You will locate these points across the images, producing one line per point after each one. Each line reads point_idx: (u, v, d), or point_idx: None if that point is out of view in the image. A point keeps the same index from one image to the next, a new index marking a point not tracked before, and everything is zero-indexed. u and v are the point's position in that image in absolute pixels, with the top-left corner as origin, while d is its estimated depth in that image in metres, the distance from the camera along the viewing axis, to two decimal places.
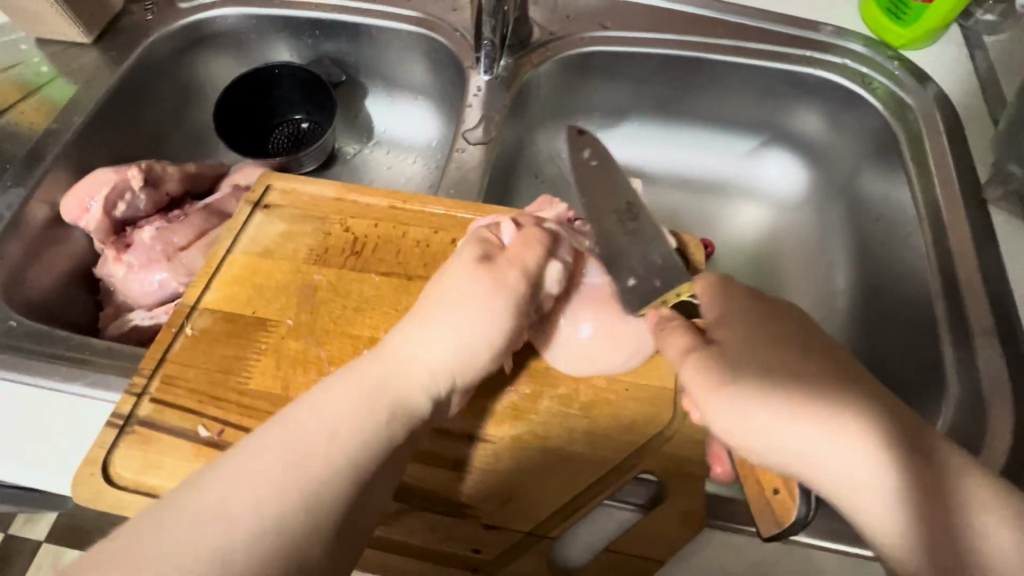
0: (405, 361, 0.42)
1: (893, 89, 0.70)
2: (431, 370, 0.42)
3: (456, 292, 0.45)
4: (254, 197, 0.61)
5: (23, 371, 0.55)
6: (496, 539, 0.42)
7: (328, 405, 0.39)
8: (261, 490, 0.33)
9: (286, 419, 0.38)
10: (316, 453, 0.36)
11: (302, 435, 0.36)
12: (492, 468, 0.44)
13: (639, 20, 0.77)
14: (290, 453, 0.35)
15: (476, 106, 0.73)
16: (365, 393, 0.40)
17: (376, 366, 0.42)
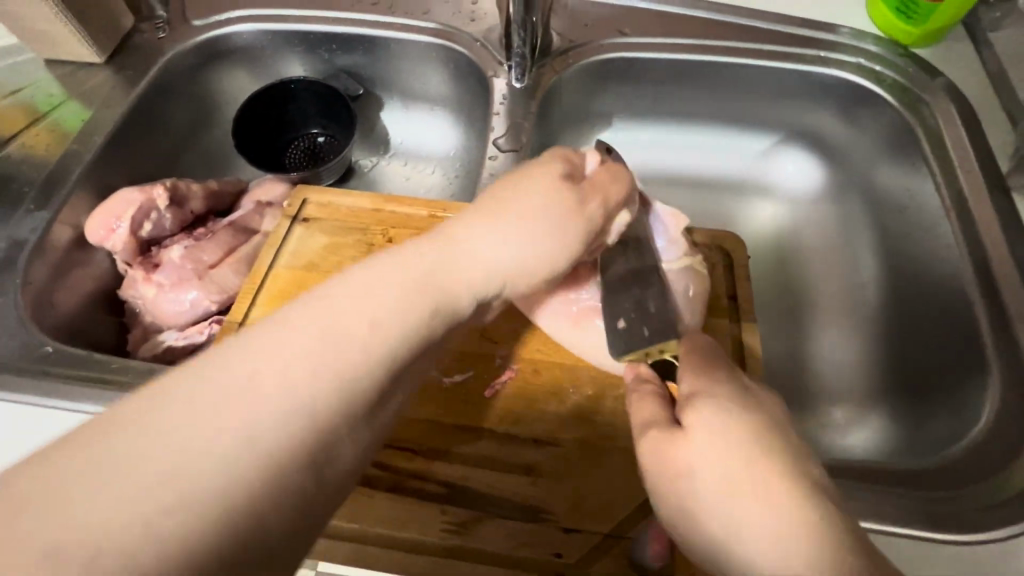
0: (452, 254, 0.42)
1: (905, 84, 0.72)
2: (478, 267, 0.42)
3: (514, 204, 0.44)
4: (292, 211, 0.60)
5: (65, 399, 0.53)
6: (576, 543, 0.42)
7: (377, 295, 0.37)
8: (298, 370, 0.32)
9: (329, 299, 0.36)
10: (345, 342, 0.34)
11: (343, 319, 0.35)
12: (563, 471, 0.44)
13: (656, 26, 0.78)
14: (330, 336, 0.34)
15: (502, 114, 0.73)
16: (410, 283, 0.39)
17: (431, 262, 0.41)
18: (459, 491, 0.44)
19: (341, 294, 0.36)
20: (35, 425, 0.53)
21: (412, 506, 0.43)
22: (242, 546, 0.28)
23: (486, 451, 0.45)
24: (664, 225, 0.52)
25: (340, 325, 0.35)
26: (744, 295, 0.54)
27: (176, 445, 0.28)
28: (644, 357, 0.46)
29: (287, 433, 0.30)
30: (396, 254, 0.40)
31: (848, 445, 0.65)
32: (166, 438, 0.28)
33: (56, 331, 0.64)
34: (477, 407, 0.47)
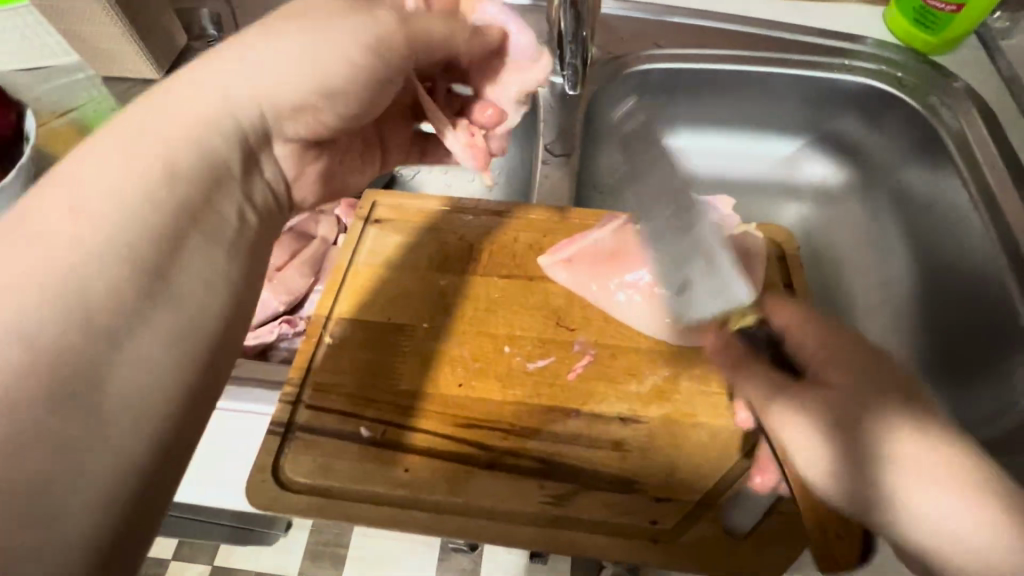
0: (162, 128, 0.39)
1: (924, 87, 0.78)
2: (210, 132, 0.41)
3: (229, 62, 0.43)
4: (363, 212, 0.62)
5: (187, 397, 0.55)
6: (668, 510, 0.45)
7: (111, 170, 0.36)
8: (62, 247, 0.33)
9: (58, 193, 0.35)
10: (83, 233, 0.34)
11: (90, 196, 0.35)
12: (649, 445, 0.47)
13: (689, 38, 0.84)
14: (78, 213, 0.34)
15: (550, 122, 0.77)
16: (137, 160, 0.37)
17: (170, 131, 0.39)
18: (554, 465, 0.46)
19: (70, 183, 0.35)
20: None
21: (512, 481, 0.46)
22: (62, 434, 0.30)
23: (575, 428, 0.48)
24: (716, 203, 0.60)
25: (73, 225, 0.34)
26: (800, 283, 0.58)
27: None
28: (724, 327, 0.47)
29: (60, 295, 0.32)
30: (121, 133, 0.38)
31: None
32: None
33: None
34: (562, 390, 0.50)
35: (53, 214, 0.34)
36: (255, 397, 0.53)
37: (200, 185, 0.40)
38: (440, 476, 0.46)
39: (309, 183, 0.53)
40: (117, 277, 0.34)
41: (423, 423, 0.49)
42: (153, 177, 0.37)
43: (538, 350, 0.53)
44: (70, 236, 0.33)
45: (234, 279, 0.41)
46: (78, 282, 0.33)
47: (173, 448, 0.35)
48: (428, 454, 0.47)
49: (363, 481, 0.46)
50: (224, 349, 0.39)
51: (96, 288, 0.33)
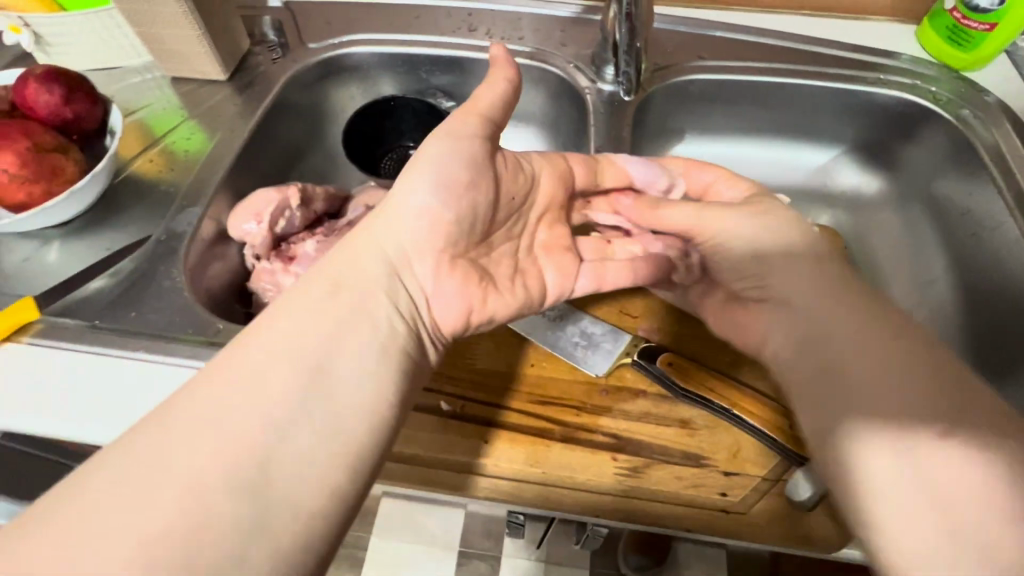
0: (336, 271, 0.49)
1: (957, 101, 0.81)
2: (367, 265, 0.49)
3: (383, 207, 0.53)
4: None
5: None
6: (738, 483, 0.47)
7: (302, 308, 0.45)
8: (263, 371, 0.42)
9: (266, 327, 0.44)
10: (270, 350, 0.43)
11: (287, 329, 0.44)
12: (696, 379, 0.51)
13: (731, 51, 0.88)
14: (278, 343, 0.43)
15: (600, 127, 0.81)
16: (314, 294, 0.47)
17: (344, 269, 0.49)
18: (625, 440, 0.49)
19: (277, 318, 0.45)
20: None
21: (587, 455, 0.48)
22: (237, 523, 0.36)
23: (644, 407, 0.51)
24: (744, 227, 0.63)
25: (266, 343, 0.43)
26: None
27: (181, 454, 0.37)
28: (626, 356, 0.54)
29: (254, 410, 0.40)
30: (313, 275, 0.48)
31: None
32: (171, 453, 0.37)
33: (207, 296, 0.71)
34: (629, 372, 0.53)
35: (259, 341, 0.43)
36: None
37: (359, 311, 0.47)
38: (519, 448, 0.49)
39: (449, 305, 0.52)
40: (290, 385, 0.41)
41: (511, 404, 0.51)
42: (321, 302, 0.46)
43: (609, 333, 0.56)
44: (264, 351, 0.43)
45: (386, 386, 0.45)
46: (264, 386, 0.41)
47: (317, 534, 0.39)
48: (506, 429, 0.50)
49: (446, 453, 0.49)
50: (374, 452, 0.43)
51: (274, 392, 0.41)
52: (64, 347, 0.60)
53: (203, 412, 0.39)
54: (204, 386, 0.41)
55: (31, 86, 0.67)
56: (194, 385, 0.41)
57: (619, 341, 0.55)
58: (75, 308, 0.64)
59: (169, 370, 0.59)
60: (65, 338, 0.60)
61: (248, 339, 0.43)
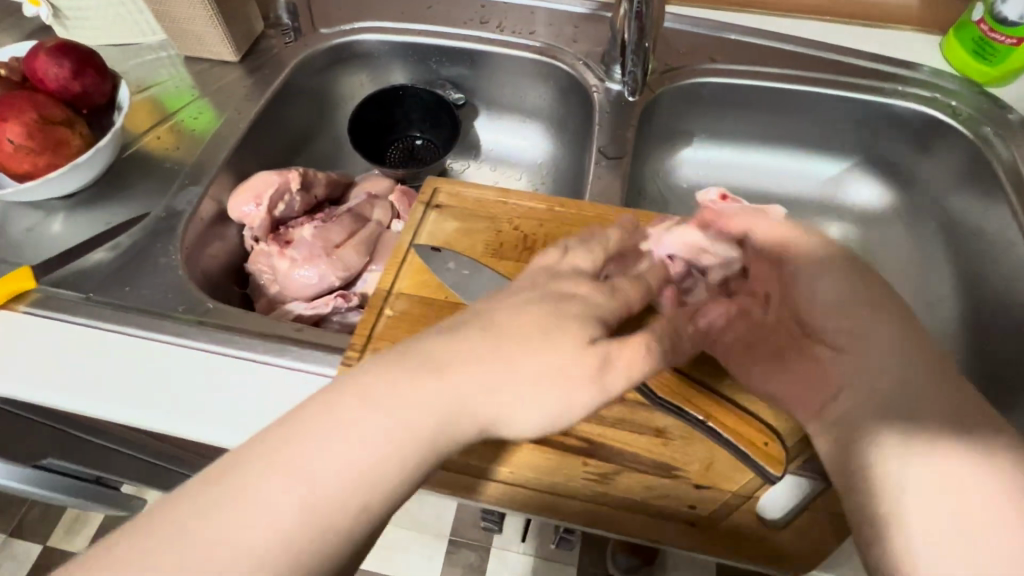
0: (455, 403, 0.38)
1: (976, 115, 0.78)
2: (487, 401, 0.39)
3: (537, 328, 0.41)
4: (425, 198, 0.68)
5: (266, 353, 0.58)
6: (709, 496, 0.47)
7: (403, 441, 0.36)
8: (340, 508, 0.33)
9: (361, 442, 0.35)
10: (351, 470, 0.34)
11: (376, 463, 0.35)
12: (672, 388, 0.50)
13: (745, 55, 0.86)
14: (361, 475, 0.34)
15: (604, 126, 0.80)
16: (421, 411, 0.37)
17: (462, 401, 0.38)
18: (596, 445, 0.49)
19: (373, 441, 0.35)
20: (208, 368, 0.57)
21: (558, 458, 0.48)
22: None
23: (619, 413, 0.50)
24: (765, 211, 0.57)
25: (344, 452, 0.34)
26: None
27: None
28: None
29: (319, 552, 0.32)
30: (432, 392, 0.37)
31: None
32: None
33: (202, 277, 0.72)
34: None
35: (344, 461, 0.34)
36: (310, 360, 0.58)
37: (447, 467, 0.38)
38: (494, 448, 0.48)
39: None
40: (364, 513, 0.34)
41: None
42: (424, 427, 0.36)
43: None
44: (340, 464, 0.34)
45: None
46: (333, 529, 0.33)
47: None
48: None
49: (466, 460, 0.48)
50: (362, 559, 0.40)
51: (347, 527, 0.33)
52: (55, 318, 0.61)
53: (255, 523, 0.31)
54: (260, 481, 0.32)
55: (40, 59, 0.68)
56: (264, 479, 0.33)
57: None
58: (73, 279, 0.65)
59: (161, 347, 0.59)
60: (58, 309, 0.61)
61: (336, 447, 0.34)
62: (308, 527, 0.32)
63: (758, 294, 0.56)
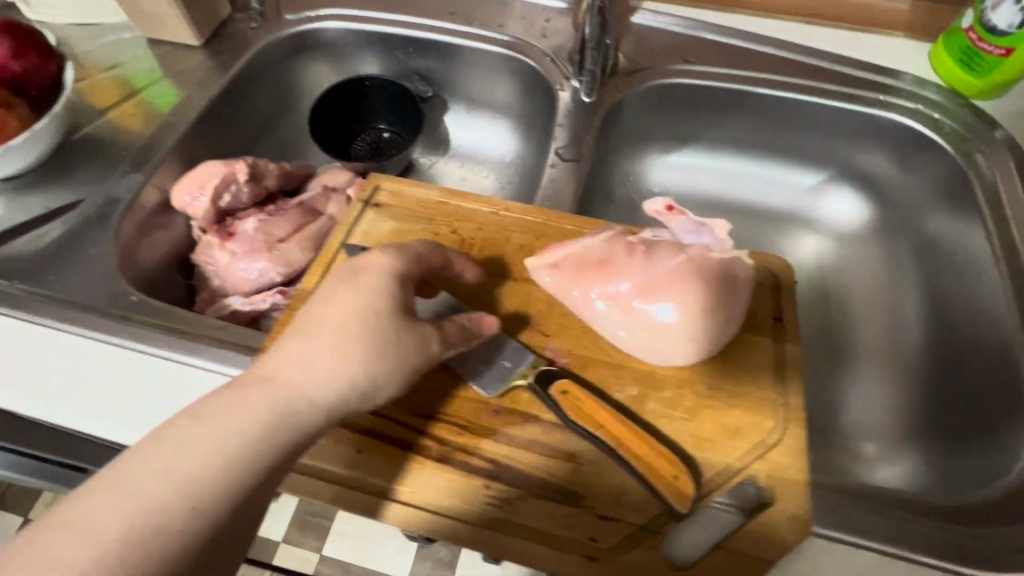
0: (273, 385, 0.42)
1: (964, 133, 0.74)
2: (324, 387, 0.43)
3: (352, 318, 0.45)
4: (365, 196, 0.65)
5: (181, 353, 0.57)
6: (610, 530, 0.44)
7: (228, 422, 0.39)
8: (177, 481, 0.36)
9: (187, 434, 0.38)
10: (194, 471, 0.37)
11: (203, 440, 0.38)
12: (585, 411, 0.47)
13: (718, 57, 0.82)
14: (194, 454, 0.37)
15: (565, 127, 0.77)
16: (255, 409, 0.40)
17: (282, 383, 0.42)
18: (502, 467, 0.46)
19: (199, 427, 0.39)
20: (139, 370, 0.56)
21: (458, 480, 0.46)
22: None
23: (531, 434, 0.48)
24: (710, 227, 0.55)
25: (184, 456, 0.37)
26: (789, 316, 0.55)
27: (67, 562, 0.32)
28: (525, 377, 0.49)
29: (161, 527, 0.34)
30: (248, 382, 0.42)
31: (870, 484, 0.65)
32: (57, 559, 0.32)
33: (141, 267, 0.70)
34: (523, 395, 0.49)
35: (175, 448, 0.38)
36: (228, 360, 0.56)
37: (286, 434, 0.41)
38: (392, 463, 0.47)
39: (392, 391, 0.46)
40: (216, 501, 0.37)
41: (425, 429, 0.48)
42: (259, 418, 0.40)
43: (511, 347, 0.51)
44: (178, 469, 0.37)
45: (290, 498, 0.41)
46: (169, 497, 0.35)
47: None
48: (384, 441, 0.48)
49: (364, 477, 0.47)
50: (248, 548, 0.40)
51: (199, 516, 0.36)
52: None
53: (102, 521, 0.34)
54: (100, 504, 0.34)
55: None
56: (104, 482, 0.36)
57: (521, 357, 0.50)
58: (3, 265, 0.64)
59: (94, 348, 0.58)
60: None
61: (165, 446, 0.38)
62: (147, 508, 0.35)
63: (710, 314, 0.50)
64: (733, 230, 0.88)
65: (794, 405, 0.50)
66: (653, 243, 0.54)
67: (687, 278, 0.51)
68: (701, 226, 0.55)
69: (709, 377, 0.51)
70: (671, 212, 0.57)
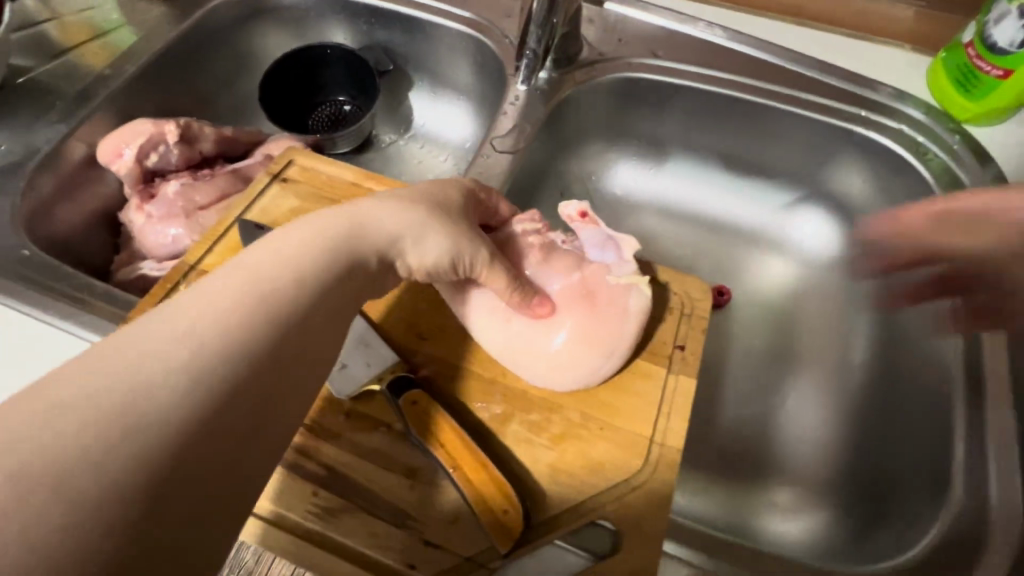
0: (346, 218, 0.43)
1: (949, 165, 0.66)
2: (386, 227, 0.44)
3: (408, 194, 0.46)
4: (275, 168, 0.61)
5: (56, 316, 0.55)
6: (432, 558, 0.41)
7: (300, 244, 0.40)
8: (265, 285, 0.38)
9: (268, 252, 0.40)
10: (243, 306, 0.36)
11: (280, 258, 0.39)
12: (431, 429, 0.43)
13: (690, 53, 0.75)
14: (274, 266, 0.39)
15: (511, 114, 0.72)
16: (325, 240, 0.41)
17: (354, 219, 0.43)
18: (336, 476, 0.44)
19: (278, 248, 0.40)
20: (12, 328, 0.54)
21: (287, 482, 0.43)
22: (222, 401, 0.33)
23: (375, 444, 0.45)
24: (617, 242, 0.51)
25: (267, 267, 0.38)
26: (693, 347, 0.49)
27: (178, 337, 0.34)
28: (379, 381, 0.46)
29: (256, 318, 0.36)
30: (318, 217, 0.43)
31: (774, 536, 0.60)
32: (169, 335, 0.34)
33: (58, 221, 0.69)
34: (377, 399, 0.46)
35: (259, 262, 0.39)
36: (100, 328, 0.54)
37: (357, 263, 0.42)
38: None
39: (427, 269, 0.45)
40: (298, 309, 0.38)
41: None
42: (249, 306, 0.36)
43: (374, 347, 0.47)
44: (152, 376, 0.32)
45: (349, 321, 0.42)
46: (263, 297, 0.37)
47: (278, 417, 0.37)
48: None
49: None
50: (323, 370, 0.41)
51: (288, 316, 0.38)
52: None
53: (208, 311, 0.35)
54: (185, 306, 0.35)
55: None
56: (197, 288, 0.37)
57: (378, 361, 0.46)
58: None
59: None
60: None
61: (246, 262, 0.39)
62: (246, 304, 0.36)
63: (595, 350, 0.47)
64: (694, 242, 0.82)
65: (671, 447, 0.45)
66: (553, 252, 0.51)
67: (573, 302, 0.48)
68: (608, 241, 0.52)
69: (584, 403, 0.47)
70: (583, 219, 0.52)
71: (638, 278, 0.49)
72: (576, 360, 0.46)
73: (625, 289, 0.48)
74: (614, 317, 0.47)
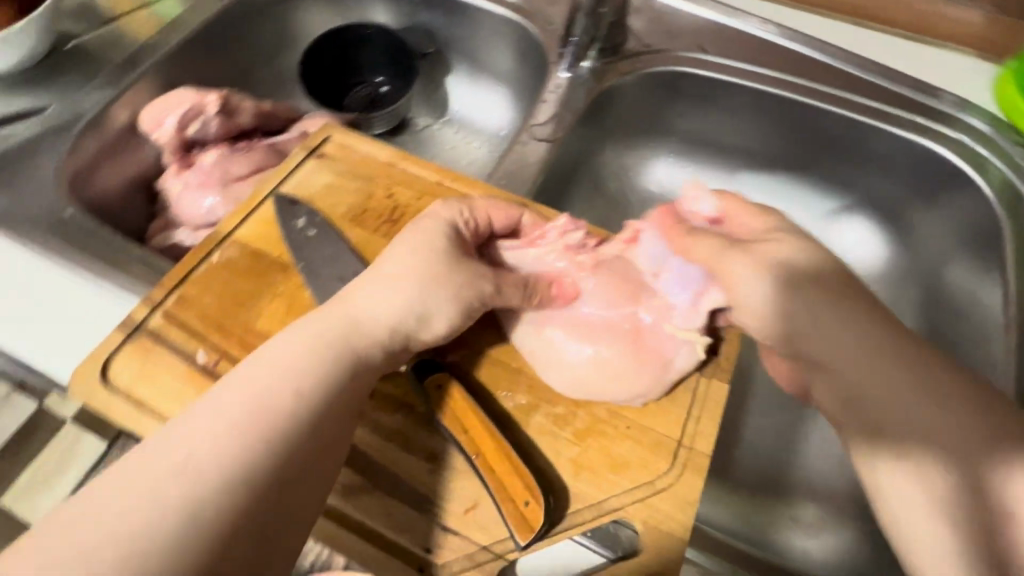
0: (344, 313, 0.42)
1: (1011, 178, 0.63)
2: (386, 313, 0.42)
3: (415, 255, 0.44)
4: (311, 143, 0.61)
5: (92, 276, 0.56)
6: (449, 544, 0.40)
7: (296, 352, 0.40)
8: (261, 403, 0.37)
9: (264, 364, 0.39)
10: (241, 429, 0.36)
11: (276, 369, 0.39)
12: (456, 415, 0.43)
13: (740, 49, 0.72)
14: (269, 380, 0.38)
15: (551, 103, 0.70)
16: (322, 341, 0.41)
17: (351, 312, 0.42)
18: (357, 453, 0.43)
19: (275, 358, 0.39)
20: (50, 285, 0.55)
21: None
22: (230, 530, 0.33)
23: (397, 424, 0.44)
24: None
25: (264, 380, 0.38)
26: (727, 351, 0.48)
27: (179, 472, 0.33)
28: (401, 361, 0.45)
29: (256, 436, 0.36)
30: (316, 315, 0.42)
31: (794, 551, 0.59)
32: (169, 474, 0.33)
33: (98, 185, 0.70)
34: (401, 379, 0.46)
35: (256, 376, 0.38)
36: (135, 291, 0.55)
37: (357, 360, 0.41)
38: None
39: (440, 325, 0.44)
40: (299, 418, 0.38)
41: None
42: (247, 428, 0.36)
43: None
44: (163, 525, 0.31)
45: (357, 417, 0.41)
46: (262, 414, 0.36)
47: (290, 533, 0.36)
48: None
49: None
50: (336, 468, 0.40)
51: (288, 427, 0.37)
52: None
53: (206, 439, 0.35)
54: (183, 438, 0.35)
55: None
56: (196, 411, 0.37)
57: None
58: None
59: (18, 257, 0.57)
60: None
61: (241, 379, 0.38)
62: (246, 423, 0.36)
63: (622, 373, 0.45)
64: None
65: (700, 451, 0.44)
66: (602, 262, 0.50)
67: (614, 330, 0.47)
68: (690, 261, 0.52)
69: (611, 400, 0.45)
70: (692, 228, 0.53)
71: (697, 335, 0.46)
72: (608, 376, 0.45)
73: (677, 340, 0.46)
74: (650, 351, 0.46)
